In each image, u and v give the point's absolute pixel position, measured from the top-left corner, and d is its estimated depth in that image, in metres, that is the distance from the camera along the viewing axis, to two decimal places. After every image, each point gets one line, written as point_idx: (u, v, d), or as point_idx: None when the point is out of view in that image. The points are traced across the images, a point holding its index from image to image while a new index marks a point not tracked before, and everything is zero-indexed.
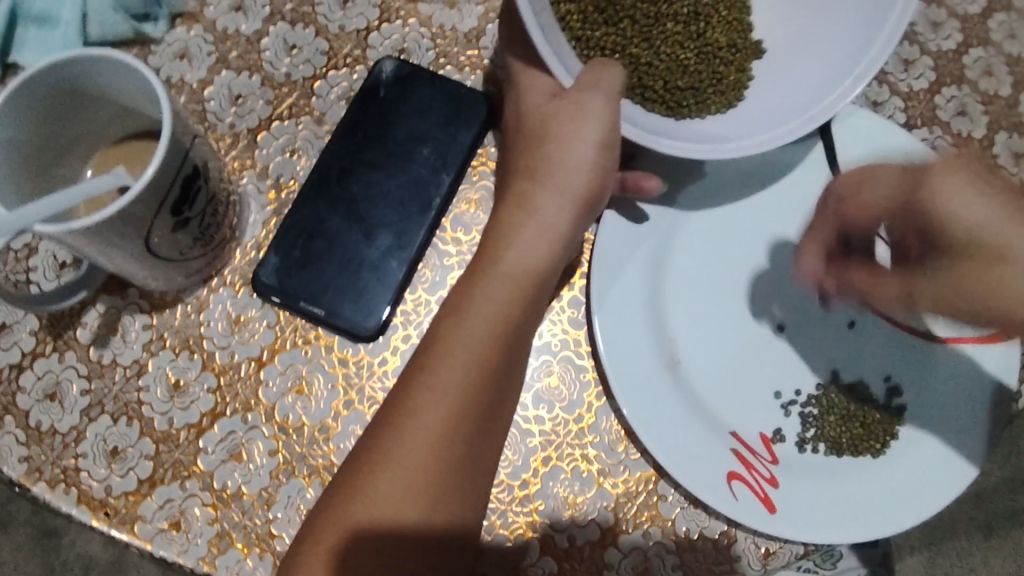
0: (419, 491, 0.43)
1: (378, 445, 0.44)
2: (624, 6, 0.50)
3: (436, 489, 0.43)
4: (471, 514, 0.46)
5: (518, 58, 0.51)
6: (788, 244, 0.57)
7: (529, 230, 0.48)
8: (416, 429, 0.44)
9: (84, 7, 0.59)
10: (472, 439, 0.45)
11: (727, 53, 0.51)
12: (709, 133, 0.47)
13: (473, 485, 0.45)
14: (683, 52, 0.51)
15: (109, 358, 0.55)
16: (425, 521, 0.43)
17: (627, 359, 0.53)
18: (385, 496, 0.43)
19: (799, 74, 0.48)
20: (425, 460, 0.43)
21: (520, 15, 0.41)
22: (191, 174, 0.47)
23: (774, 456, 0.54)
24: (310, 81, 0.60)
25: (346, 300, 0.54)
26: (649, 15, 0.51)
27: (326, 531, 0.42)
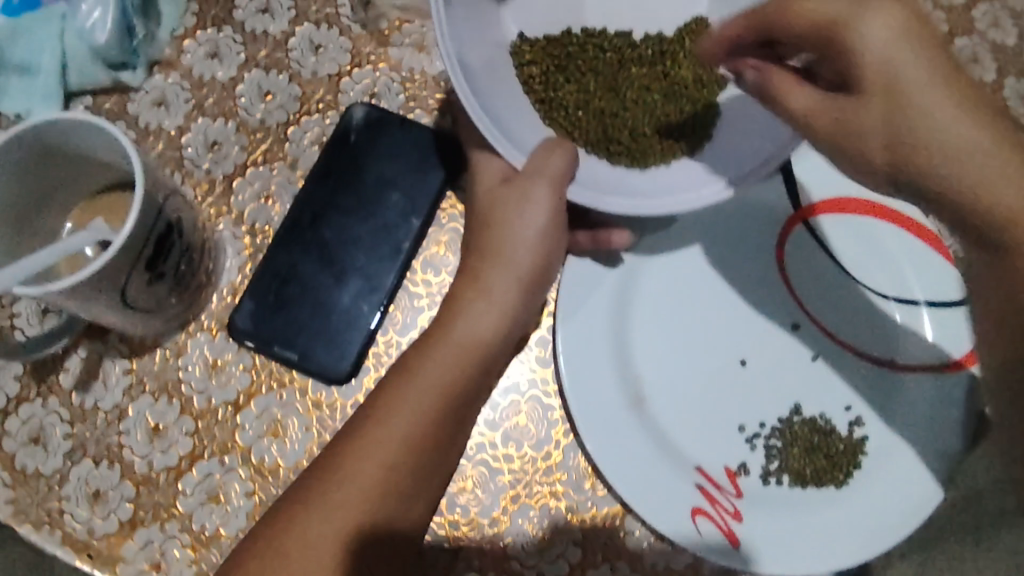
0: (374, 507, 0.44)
1: (334, 463, 0.45)
2: (586, 62, 0.53)
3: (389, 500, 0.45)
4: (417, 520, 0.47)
5: None
6: (751, 281, 0.59)
7: (478, 306, 0.49)
8: (375, 448, 0.45)
9: (64, 59, 0.61)
10: (423, 468, 0.46)
11: (694, 90, 0.51)
12: (664, 188, 0.47)
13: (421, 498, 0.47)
14: (649, 96, 0.52)
15: (90, 403, 0.56)
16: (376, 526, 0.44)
17: (593, 399, 0.55)
18: (338, 508, 0.44)
19: (765, 111, 0.48)
20: (381, 476, 0.45)
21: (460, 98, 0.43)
22: (165, 231, 0.50)
23: (739, 490, 0.56)
24: (283, 127, 0.61)
25: (319, 344, 0.55)
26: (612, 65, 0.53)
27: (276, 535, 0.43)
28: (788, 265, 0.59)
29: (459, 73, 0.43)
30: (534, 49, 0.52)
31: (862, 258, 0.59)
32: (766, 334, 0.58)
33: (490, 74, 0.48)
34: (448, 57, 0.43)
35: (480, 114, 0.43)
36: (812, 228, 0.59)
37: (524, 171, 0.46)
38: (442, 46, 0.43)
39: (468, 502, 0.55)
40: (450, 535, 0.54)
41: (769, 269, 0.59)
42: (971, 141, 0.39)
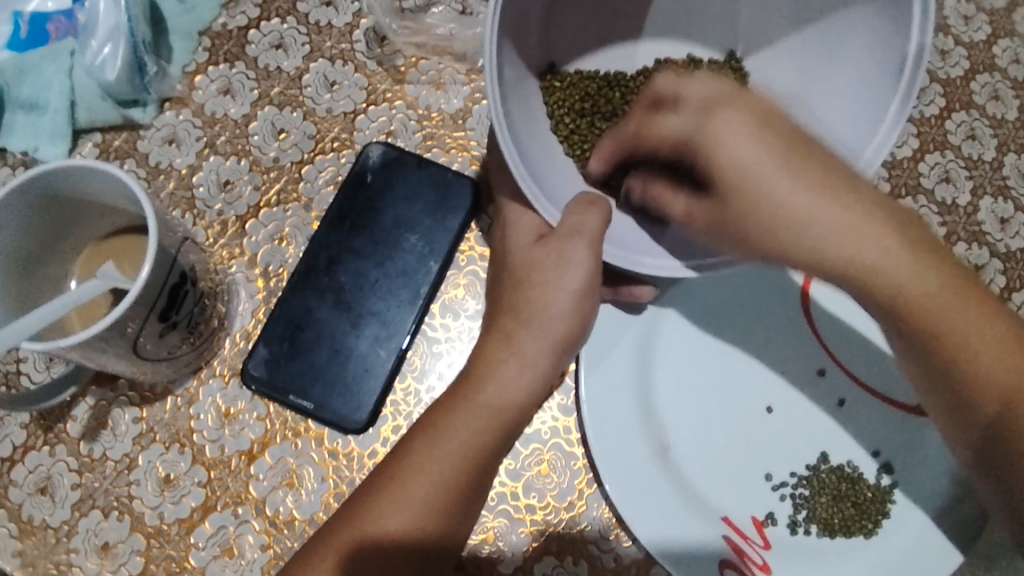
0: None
1: (336, 537, 0.45)
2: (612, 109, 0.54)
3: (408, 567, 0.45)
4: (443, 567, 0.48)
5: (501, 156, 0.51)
6: (776, 323, 0.57)
7: (511, 368, 0.48)
8: (373, 523, 0.45)
9: (73, 94, 0.59)
10: (442, 529, 0.46)
11: None
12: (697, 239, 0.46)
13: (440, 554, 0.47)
14: None
15: (99, 453, 0.54)
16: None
17: (617, 449, 0.54)
18: None
19: None
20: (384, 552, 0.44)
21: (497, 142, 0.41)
22: (178, 281, 0.48)
23: (767, 541, 0.54)
24: (298, 166, 0.60)
25: (335, 393, 0.54)
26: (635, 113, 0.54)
27: None
28: (812, 305, 0.57)
29: (502, 122, 0.42)
30: (564, 86, 0.52)
31: None
32: (793, 379, 0.57)
33: (524, 125, 0.47)
34: (494, 109, 0.42)
35: (522, 171, 0.43)
36: None
37: (562, 231, 0.45)
38: (488, 100, 0.41)
39: (490, 553, 0.54)
40: None
41: (796, 314, 0.57)
42: (872, 255, 0.38)
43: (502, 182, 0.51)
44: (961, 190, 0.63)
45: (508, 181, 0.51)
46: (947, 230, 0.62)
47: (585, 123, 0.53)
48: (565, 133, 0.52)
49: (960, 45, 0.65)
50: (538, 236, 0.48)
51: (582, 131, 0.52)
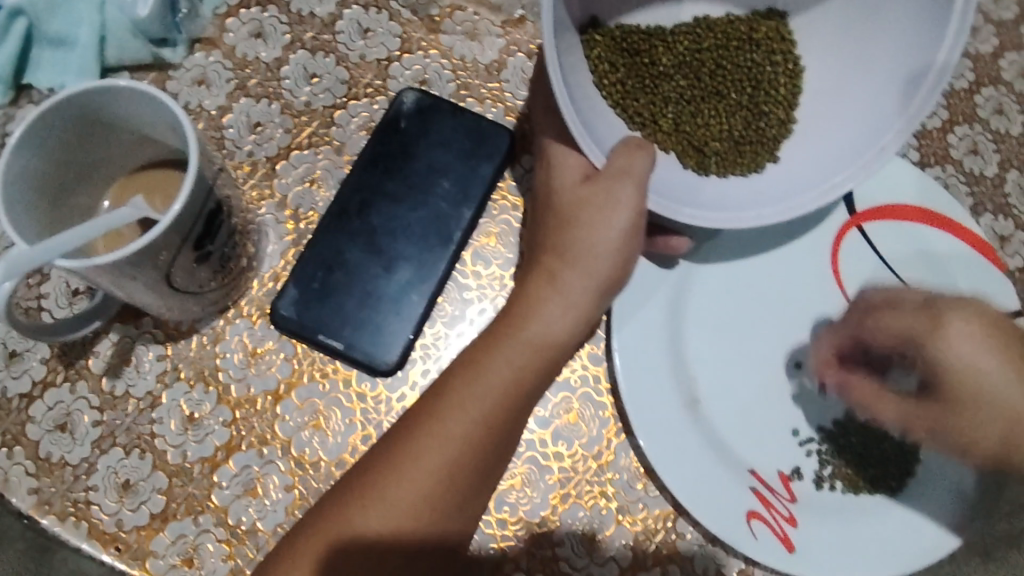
0: (411, 529, 0.45)
1: (373, 479, 0.45)
2: (650, 67, 0.57)
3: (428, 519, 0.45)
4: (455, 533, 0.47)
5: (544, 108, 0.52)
6: (805, 283, 0.58)
7: (554, 306, 0.48)
8: (412, 467, 0.45)
9: (103, 31, 0.58)
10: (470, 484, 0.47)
11: (748, 110, 0.57)
12: (734, 197, 0.51)
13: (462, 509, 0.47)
14: (705, 108, 0.57)
15: (122, 390, 0.54)
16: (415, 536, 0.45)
17: (647, 396, 0.53)
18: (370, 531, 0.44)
19: (843, 122, 0.51)
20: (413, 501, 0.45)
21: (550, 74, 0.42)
22: (214, 211, 0.48)
23: (793, 495, 0.54)
24: (330, 110, 0.59)
25: (365, 334, 0.53)
26: (672, 74, 0.57)
27: (308, 549, 0.44)
28: (842, 266, 0.58)
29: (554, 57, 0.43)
30: (604, 42, 0.55)
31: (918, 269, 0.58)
32: (822, 338, 0.57)
33: (571, 70, 0.49)
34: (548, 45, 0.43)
35: (571, 108, 0.43)
36: (866, 233, 0.58)
37: (608, 170, 0.45)
38: (543, 32, 0.42)
39: (517, 499, 0.53)
40: (497, 536, 0.53)
41: (824, 273, 0.58)
42: None
43: (545, 126, 0.52)
44: (989, 162, 0.63)
45: (552, 125, 0.51)
46: (975, 200, 0.62)
47: (631, 77, 0.56)
48: (608, 89, 0.55)
49: (988, 22, 0.66)
50: (585, 176, 0.48)
51: (626, 87, 0.55)
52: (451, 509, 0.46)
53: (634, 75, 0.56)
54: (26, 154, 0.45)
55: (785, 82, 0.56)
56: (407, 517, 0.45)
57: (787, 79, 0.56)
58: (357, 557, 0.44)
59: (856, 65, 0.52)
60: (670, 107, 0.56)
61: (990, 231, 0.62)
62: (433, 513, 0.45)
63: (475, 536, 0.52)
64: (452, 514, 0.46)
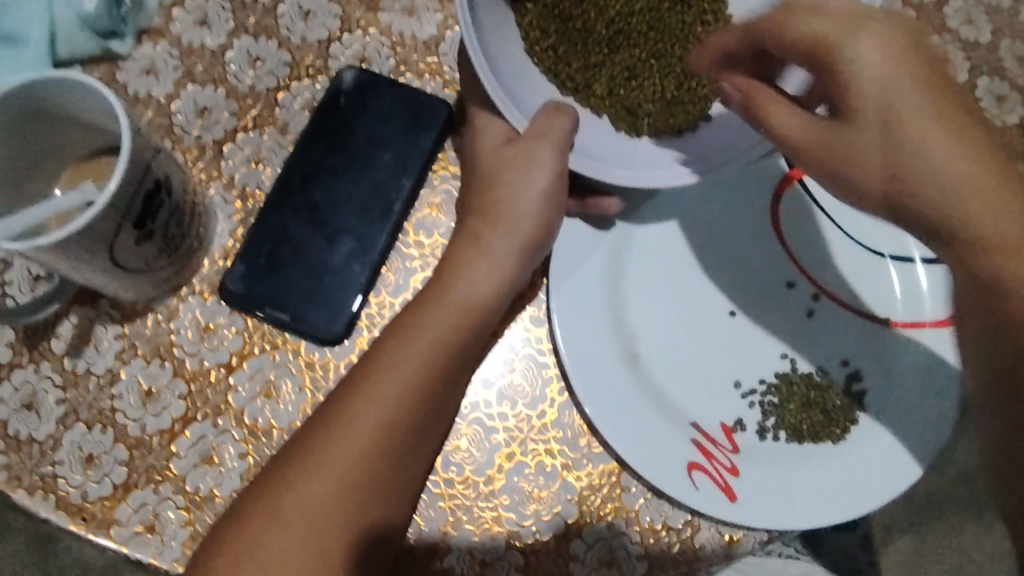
0: (353, 489, 0.47)
1: (312, 444, 0.47)
2: (581, 29, 0.56)
3: (365, 485, 0.47)
4: (401, 503, 0.49)
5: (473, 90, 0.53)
6: (743, 238, 0.58)
7: (480, 266, 0.50)
8: (351, 432, 0.47)
9: (53, 27, 0.61)
10: (408, 446, 0.48)
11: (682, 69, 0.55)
12: (663, 158, 0.52)
13: (406, 474, 0.49)
14: (640, 69, 0.56)
15: (83, 368, 0.56)
16: (355, 506, 0.47)
17: (585, 353, 0.55)
18: (313, 494, 0.46)
19: None
20: (353, 464, 0.47)
21: (464, 44, 0.44)
22: (152, 189, 0.49)
23: (735, 446, 0.55)
24: (273, 92, 0.61)
25: (312, 305, 0.55)
26: (604, 36, 0.56)
27: (252, 518, 0.46)
28: (782, 219, 0.59)
29: (472, 31, 0.44)
30: (535, 9, 0.55)
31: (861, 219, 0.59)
32: (762, 290, 0.58)
33: (499, 35, 0.50)
34: (464, 18, 0.44)
35: (491, 77, 0.46)
36: (807, 186, 0.59)
37: (530, 133, 0.48)
38: (458, 13, 0.44)
39: (462, 459, 0.55)
40: (444, 494, 0.54)
41: (765, 227, 0.59)
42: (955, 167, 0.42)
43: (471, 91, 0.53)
44: None
45: (476, 92, 0.52)
46: None
47: (564, 43, 0.55)
48: (541, 56, 0.55)
49: None
50: (508, 139, 0.51)
51: (557, 53, 0.55)
52: (391, 469, 0.48)
53: (566, 41, 0.55)
54: None
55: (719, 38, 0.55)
56: (348, 479, 0.46)
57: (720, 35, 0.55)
58: (303, 521, 0.45)
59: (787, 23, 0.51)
60: (604, 70, 0.56)
61: None
62: (373, 473, 0.47)
63: (423, 495, 0.54)
64: (393, 474, 0.48)
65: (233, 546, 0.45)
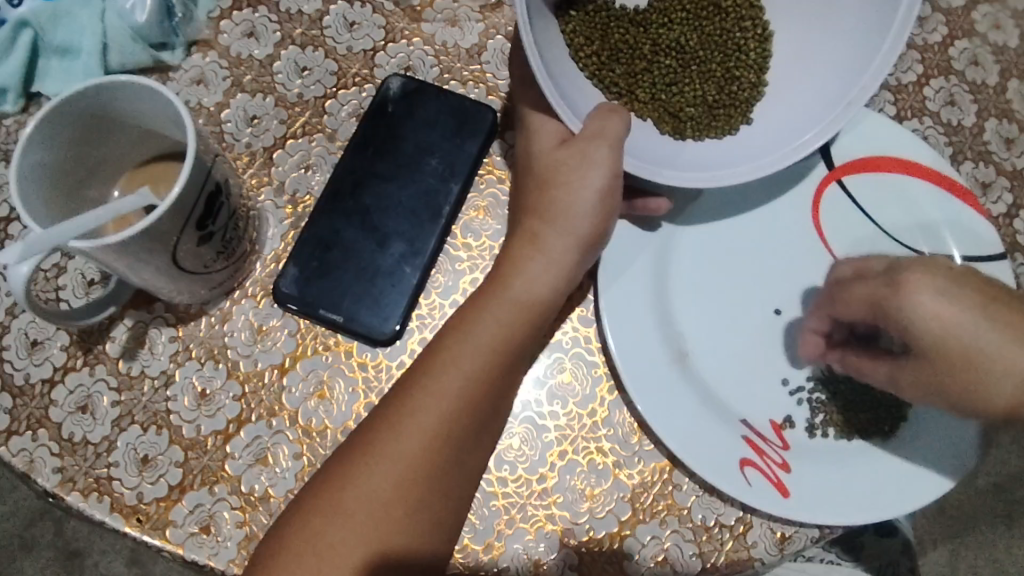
0: (413, 484, 0.47)
1: (374, 439, 0.48)
2: (623, 38, 0.57)
3: (424, 483, 0.47)
4: (457, 502, 0.50)
5: (528, 97, 0.55)
6: (784, 239, 0.60)
7: (538, 263, 0.52)
8: (413, 428, 0.48)
9: (105, 38, 0.61)
10: (465, 443, 0.49)
11: (722, 77, 0.58)
12: (710, 161, 0.52)
13: (463, 471, 0.49)
14: (680, 78, 0.58)
15: (138, 370, 0.57)
16: (415, 503, 0.47)
17: (636, 350, 0.56)
18: (375, 489, 0.47)
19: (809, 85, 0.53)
20: (414, 459, 0.47)
21: (521, 41, 0.45)
22: (214, 191, 0.50)
23: (786, 442, 0.56)
24: (321, 100, 0.62)
25: (363, 306, 0.56)
26: (644, 46, 0.58)
27: (313, 513, 0.46)
28: (822, 217, 0.60)
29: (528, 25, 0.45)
30: (578, 16, 0.56)
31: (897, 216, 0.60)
32: (808, 289, 0.59)
33: (551, 39, 0.51)
34: (521, 11, 0.45)
35: (546, 77, 0.46)
36: (845, 186, 0.60)
37: (585, 134, 0.49)
38: (515, 8, 0.45)
39: (516, 457, 0.55)
40: (498, 493, 0.55)
41: (806, 227, 0.60)
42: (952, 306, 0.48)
43: (525, 94, 0.55)
44: (966, 113, 0.64)
45: (530, 95, 0.55)
46: (954, 150, 0.64)
47: (607, 49, 0.57)
48: (586, 62, 0.55)
49: None
50: (562, 141, 0.52)
51: (601, 59, 0.56)
52: (448, 468, 0.48)
53: (609, 48, 0.57)
54: (37, 149, 0.48)
55: (756, 46, 0.57)
56: (408, 474, 0.47)
57: (756, 43, 0.57)
58: (367, 515, 0.46)
59: (815, 44, 0.53)
60: (645, 77, 0.57)
61: (971, 178, 0.63)
62: (432, 471, 0.47)
63: (477, 494, 0.55)
64: (450, 474, 0.48)
65: (298, 541, 0.45)
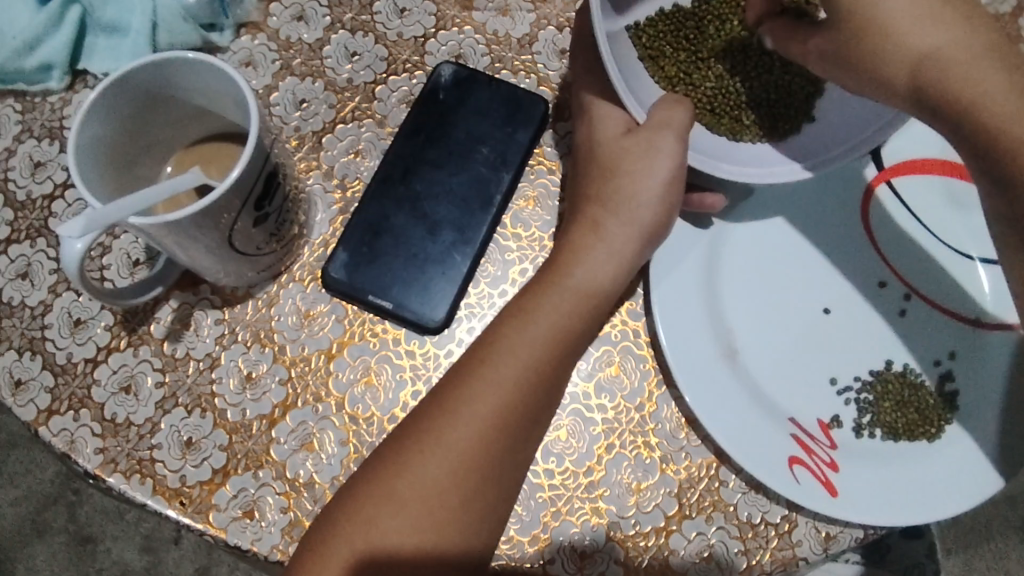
0: (468, 473, 0.46)
1: (428, 426, 0.47)
2: (685, 46, 0.57)
3: (478, 473, 0.47)
4: (508, 493, 0.49)
5: (589, 87, 0.55)
6: (834, 237, 0.59)
7: (599, 252, 0.52)
8: (468, 415, 0.47)
9: (155, 17, 0.60)
10: (519, 433, 0.48)
11: (785, 71, 0.56)
12: (766, 156, 0.54)
13: (516, 461, 0.49)
14: (745, 75, 0.57)
15: (183, 352, 0.56)
16: (469, 492, 0.46)
17: (688, 345, 0.55)
18: (430, 477, 0.46)
19: None
20: (469, 448, 0.47)
21: (596, 42, 0.46)
22: (271, 173, 0.49)
23: (833, 442, 0.55)
24: (371, 86, 0.62)
25: (413, 293, 0.56)
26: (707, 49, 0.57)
27: (365, 500, 0.46)
28: (871, 218, 0.60)
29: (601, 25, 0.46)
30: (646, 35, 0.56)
31: (945, 220, 0.60)
32: (857, 287, 0.58)
33: (616, 33, 0.52)
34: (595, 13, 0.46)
35: (617, 74, 0.47)
36: (895, 187, 0.60)
37: (650, 124, 0.50)
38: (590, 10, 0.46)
39: (563, 449, 0.55)
40: (544, 485, 0.54)
41: (857, 229, 0.60)
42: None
43: (586, 83, 0.55)
44: None
45: (594, 83, 0.55)
46: None
47: (664, 55, 0.57)
48: (657, 77, 0.56)
49: None
50: (627, 130, 0.52)
51: (667, 72, 0.57)
52: (502, 458, 0.48)
53: (673, 55, 0.57)
54: (95, 123, 0.47)
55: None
56: (461, 462, 0.46)
57: None
58: (421, 503, 0.46)
59: None
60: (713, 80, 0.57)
61: None
62: (486, 461, 0.47)
63: (524, 485, 0.54)
64: (504, 463, 0.48)
65: (349, 526, 0.45)
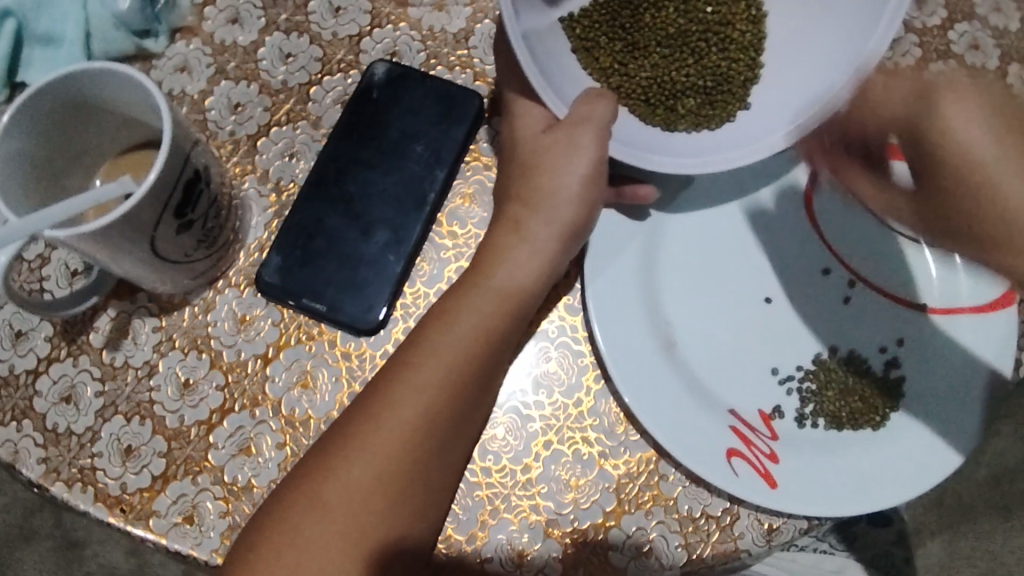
0: (394, 475, 0.46)
1: (353, 430, 0.47)
2: (622, 36, 0.56)
3: (405, 476, 0.47)
4: (439, 494, 0.49)
5: (513, 83, 0.54)
6: (774, 224, 0.58)
7: (522, 252, 0.52)
8: (393, 418, 0.47)
9: (87, 26, 0.60)
10: (447, 434, 0.48)
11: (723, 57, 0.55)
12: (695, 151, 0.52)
13: (445, 462, 0.49)
14: (681, 64, 0.56)
15: (121, 361, 0.56)
16: (398, 495, 0.47)
17: (623, 340, 0.55)
18: (356, 481, 0.46)
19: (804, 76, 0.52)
20: (394, 451, 0.47)
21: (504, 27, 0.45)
22: (191, 178, 0.49)
23: (774, 433, 0.55)
24: (306, 87, 0.62)
25: (347, 295, 0.56)
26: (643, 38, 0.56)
27: (291, 506, 0.46)
28: (815, 204, 0.59)
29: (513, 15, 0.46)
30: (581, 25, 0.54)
31: None
32: (797, 275, 0.58)
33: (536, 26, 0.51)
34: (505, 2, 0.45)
35: (530, 65, 0.46)
36: None
37: (570, 119, 0.49)
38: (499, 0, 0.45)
39: (500, 447, 0.55)
40: (482, 483, 0.54)
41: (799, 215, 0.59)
42: None
43: (510, 80, 0.54)
44: None
45: (516, 79, 0.54)
46: None
47: (598, 45, 0.55)
48: (591, 67, 0.55)
49: None
50: (547, 126, 0.52)
51: (601, 64, 0.55)
52: (429, 462, 0.48)
53: (607, 44, 0.55)
54: (15, 136, 0.47)
55: (748, 26, 0.55)
56: (386, 464, 0.46)
57: (747, 23, 0.55)
58: (347, 507, 0.46)
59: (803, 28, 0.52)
60: (648, 71, 0.56)
61: None
62: (413, 464, 0.47)
63: (461, 484, 0.54)
64: (431, 466, 0.48)
65: (274, 534, 0.45)
